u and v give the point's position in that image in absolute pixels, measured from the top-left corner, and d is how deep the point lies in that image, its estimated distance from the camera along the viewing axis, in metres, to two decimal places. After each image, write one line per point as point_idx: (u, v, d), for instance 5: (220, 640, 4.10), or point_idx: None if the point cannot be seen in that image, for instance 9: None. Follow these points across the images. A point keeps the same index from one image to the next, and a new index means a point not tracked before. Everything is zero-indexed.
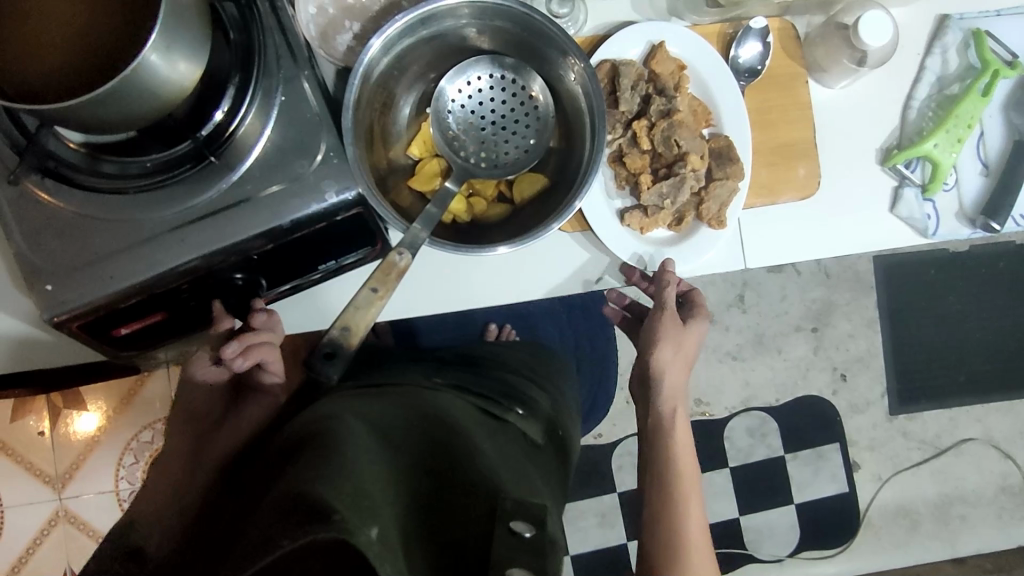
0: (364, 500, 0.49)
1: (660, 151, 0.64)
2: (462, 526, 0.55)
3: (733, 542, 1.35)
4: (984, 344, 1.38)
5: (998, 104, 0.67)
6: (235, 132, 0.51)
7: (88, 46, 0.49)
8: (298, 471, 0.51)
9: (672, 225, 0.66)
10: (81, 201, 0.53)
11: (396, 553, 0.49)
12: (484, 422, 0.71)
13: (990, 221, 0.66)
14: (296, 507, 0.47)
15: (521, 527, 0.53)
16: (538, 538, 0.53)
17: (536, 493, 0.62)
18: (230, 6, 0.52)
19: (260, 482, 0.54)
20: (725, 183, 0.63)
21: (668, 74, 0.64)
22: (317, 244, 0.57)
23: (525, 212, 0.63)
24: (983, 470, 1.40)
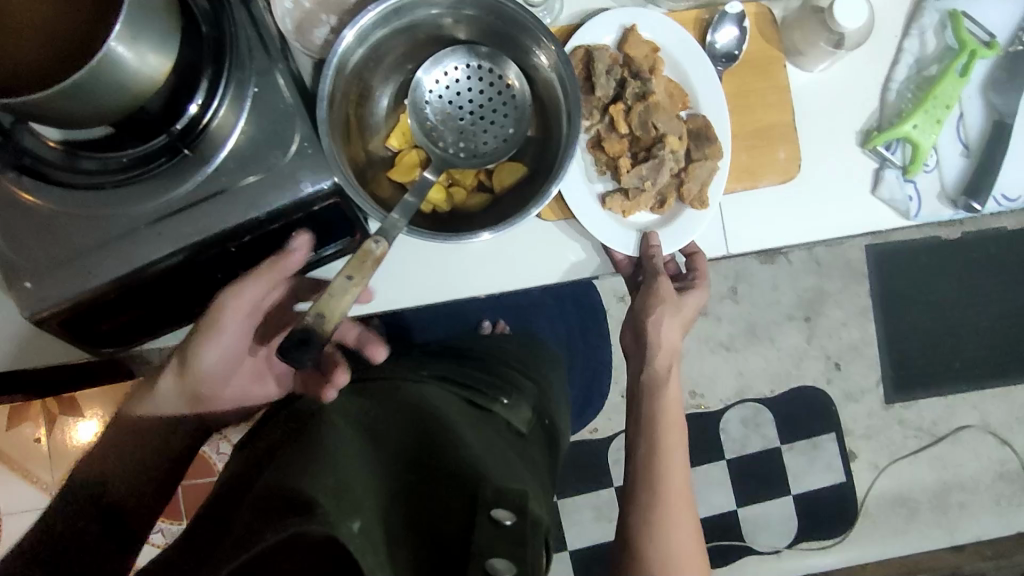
0: (346, 494, 0.50)
1: (638, 134, 0.64)
2: (446, 514, 0.56)
3: (731, 534, 1.35)
4: (977, 331, 1.37)
5: (977, 84, 0.67)
6: (208, 125, 0.52)
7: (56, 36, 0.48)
8: (282, 470, 0.52)
9: (655, 208, 0.66)
10: (59, 198, 0.52)
11: (379, 546, 0.50)
12: (470, 414, 0.71)
13: (971, 201, 0.67)
14: (280, 505, 0.48)
15: (502, 515, 0.52)
16: (519, 526, 0.52)
17: (521, 479, 0.63)
18: (201, 1, 0.52)
19: (249, 484, 0.56)
20: (706, 162, 0.63)
21: (642, 57, 0.64)
22: (297, 232, 0.57)
23: (503, 201, 0.63)
24: (982, 457, 1.39)
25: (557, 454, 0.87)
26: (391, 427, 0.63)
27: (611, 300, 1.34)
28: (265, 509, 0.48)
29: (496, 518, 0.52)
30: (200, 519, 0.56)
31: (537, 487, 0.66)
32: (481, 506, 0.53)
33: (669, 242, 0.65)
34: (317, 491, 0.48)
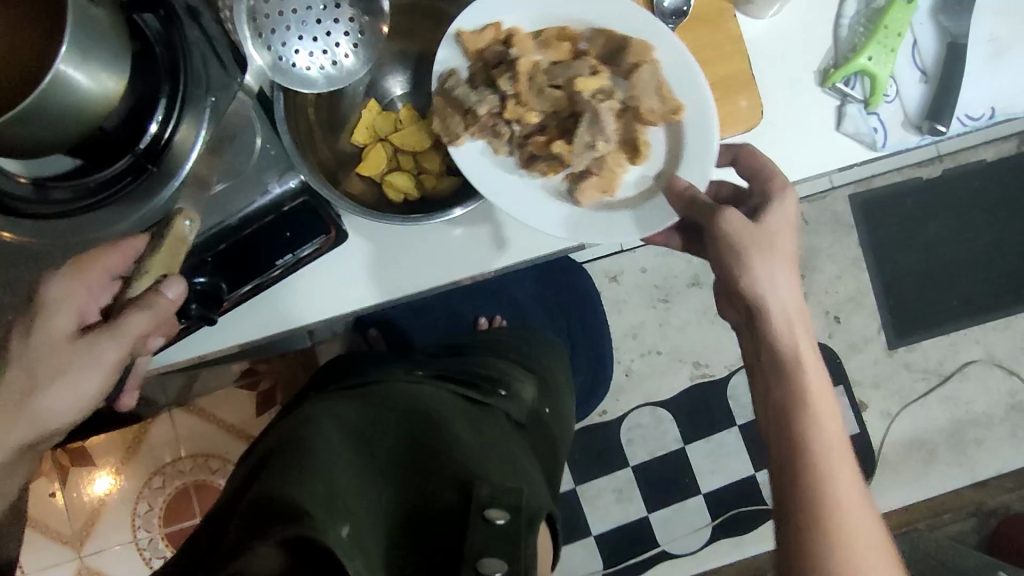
0: (335, 501, 0.51)
1: (549, 108, 0.62)
2: (441, 518, 0.56)
3: (753, 499, 1.35)
4: (970, 266, 1.38)
5: (925, 10, 0.68)
6: (170, 140, 0.52)
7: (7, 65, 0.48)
8: (272, 479, 0.54)
9: (634, 157, 0.62)
10: (30, 232, 0.53)
11: (371, 551, 0.51)
12: (465, 408, 0.72)
13: (935, 124, 0.67)
14: (271, 512, 0.49)
15: (495, 514, 0.52)
16: (511, 524, 0.52)
17: (518, 475, 0.63)
18: (152, 23, 0.53)
19: (246, 492, 0.57)
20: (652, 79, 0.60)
21: (496, 46, 0.61)
22: (258, 242, 0.57)
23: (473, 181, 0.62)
24: (992, 391, 1.39)
25: (557, 441, 0.87)
26: (384, 430, 0.63)
27: (604, 282, 1.34)
28: (257, 518, 0.50)
29: (489, 518, 0.52)
30: (203, 523, 0.59)
31: (538, 482, 0.67)
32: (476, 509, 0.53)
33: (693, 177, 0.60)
34: (305, 499, 0.50)
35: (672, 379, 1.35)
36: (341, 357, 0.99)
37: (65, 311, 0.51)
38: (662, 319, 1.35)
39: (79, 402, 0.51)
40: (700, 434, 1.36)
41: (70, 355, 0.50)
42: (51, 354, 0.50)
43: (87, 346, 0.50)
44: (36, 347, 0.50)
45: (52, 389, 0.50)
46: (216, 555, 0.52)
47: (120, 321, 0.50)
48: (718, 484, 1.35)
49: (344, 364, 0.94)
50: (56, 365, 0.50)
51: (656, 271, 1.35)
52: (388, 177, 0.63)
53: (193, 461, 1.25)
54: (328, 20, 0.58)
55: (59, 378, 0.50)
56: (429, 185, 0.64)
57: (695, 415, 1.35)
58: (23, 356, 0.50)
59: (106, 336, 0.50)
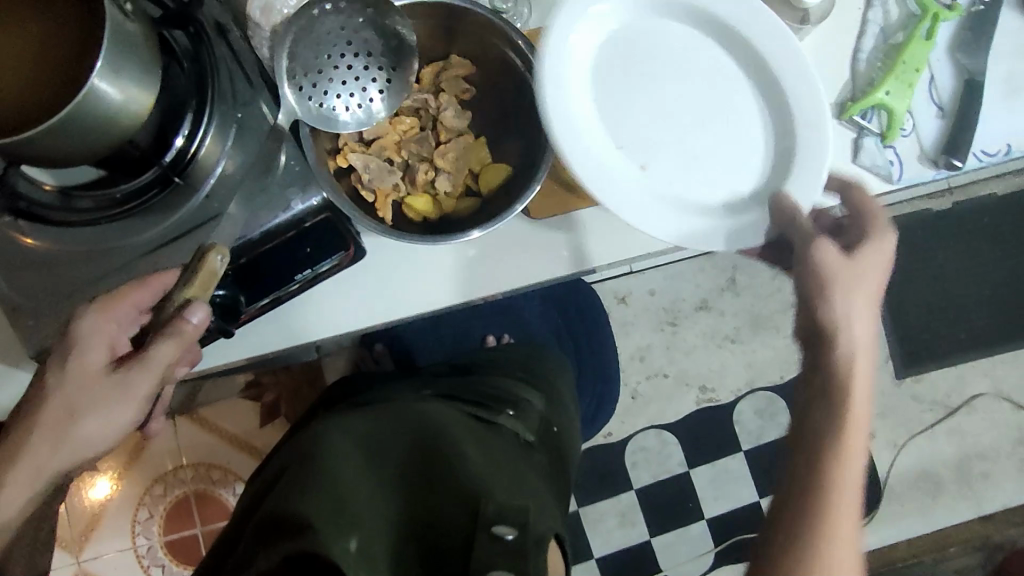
0: (342, 515, 0.52)
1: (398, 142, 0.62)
2: (447, 532, 0.56)
3: (757, 526, 1.34)
4: (979, 299, 1.38)
5: (943, 47, 0.69)
6: (196, 154, 0.54)
7: (43, 74, 0.49)
8: (281, 496, 0.55)
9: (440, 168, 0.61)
10: (54, 237, 0.54)
11: (378, 564, 0.52)
12: (475, 427, 0.72)
13: (951, 159, 0.68)
14: (281, 527, 0.50)
15: (503, 530, 0.52)
16: (518, 541, 0.51)
17: (525, 490, 0.63)
18: (181, 38, 0.54)
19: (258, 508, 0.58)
20: (451, 74, 0.62)
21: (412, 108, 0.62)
22: (279, 260, 0.57)
23: (496, 202, 0.61)
24: (999, 424, 1.38)
25: (567, 456, 0.87)
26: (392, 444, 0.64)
27: (612, 303, 1.35)
28: (264, 534, 0.51)
29: (496, 534, 0.52)
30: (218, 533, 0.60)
31: (545, 497, 0.67)
32: (482, 524, 0.53)
33: (800, 194, 0.59)
34: (313, 515, 0.51)
35: (678, 402, 1.35)
36: (348, 375, 0.99)
37: (96, 347, 0.52)
38: (669, 342, 1.35)
39: (111, 431, 0.53)
40: (705, 459, 1.35)
41: (102, 389, 0.52)
42: (85, 386, 0.52)
43: (121, 380, 0.52)
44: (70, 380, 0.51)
45: (87, 420, 0.52)
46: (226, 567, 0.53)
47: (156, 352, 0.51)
48: (722, 510, 1.34)
49: (353, 382, 0.94)
50: (90, 399, 0.52)
51: (665, 294, 1.35)
52: (409, 200, 0.61)
53: (195, 470, 1.25)
54: (358, 65, 0.58)
55: (95, 410, 0.52)
56: (450, 207, 0.62)
57: (700, 440, 1.35)
58: (57, 390, 0.51)
59: (139, 370, 0.52)
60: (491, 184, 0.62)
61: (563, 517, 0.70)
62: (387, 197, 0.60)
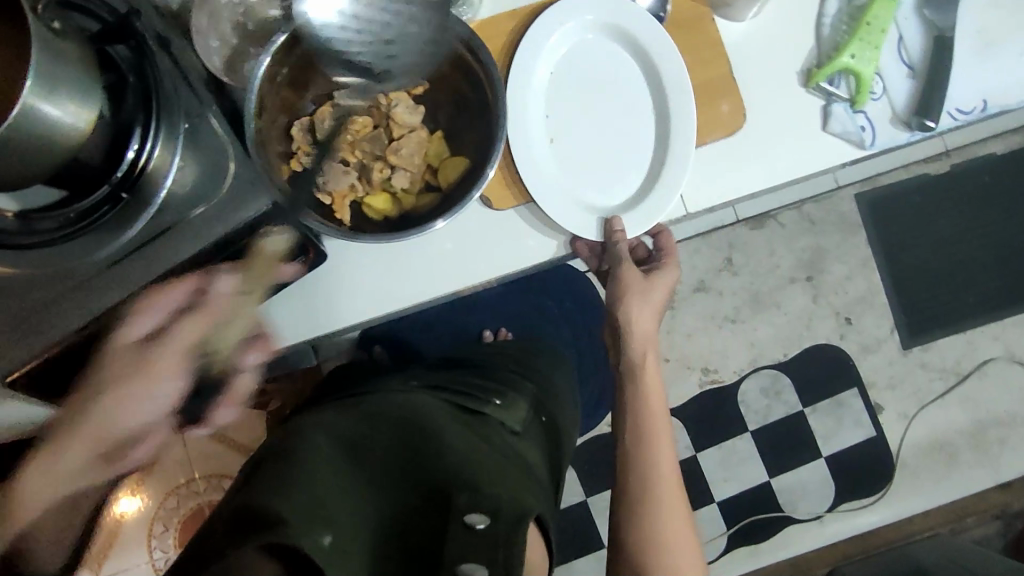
0: (313, 508, 0.51)
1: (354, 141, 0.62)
2: (424, 522, 0.55)
3: (770, 506, 1.33)
4: (984, 262, 1.34)
5: (910, 4, 0.67)
6: (145, 166, 0.52)
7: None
8: (255, 489, 0.54)
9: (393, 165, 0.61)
10: (13, 262, 0.53)
11: (351, 556, 0.50)
12: (460, 417, 0.70)
13: (924, 120, 0.65)
14: (253, 519, 0.49)
15: (475, 519, 0.50)
16: (492, 528, 0.50)
17: (508, 476, 0.61)
18: (123, 51, 0.53)
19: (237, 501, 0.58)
20: (399, 69, 0.61)
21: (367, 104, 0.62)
22: (240, 264, 0.59)
23: (456, 189, 0.60)
24: (1014, 388, 1.35)
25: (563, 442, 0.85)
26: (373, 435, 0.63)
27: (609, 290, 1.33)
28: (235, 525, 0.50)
29: (468, 523, 0.50)
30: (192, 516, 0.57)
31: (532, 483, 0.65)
32: (456, 514, 0.51)
33: (636, 223, 0.65)
34: (282, 507, 0.50)
35: (681, 386, 1.33)
36: (340, 371, 0.99)
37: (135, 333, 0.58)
38: (668, 325, 1.34)
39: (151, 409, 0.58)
40: (712, 441, 1.33)
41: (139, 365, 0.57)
42: (122, 360, 0.57)
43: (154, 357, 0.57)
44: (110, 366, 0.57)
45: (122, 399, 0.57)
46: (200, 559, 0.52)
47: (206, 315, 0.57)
48: (733, 492, 1.33)
49: (344, 375, 0.95)
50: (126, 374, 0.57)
51: None
52: (367, 200, 0.62)
53: (207, 482, 1.26)
54: None
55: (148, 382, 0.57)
56: (410, 202, 0.62)
57: (706, 423, 1.33)
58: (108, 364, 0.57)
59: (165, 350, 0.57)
60: (450, 175, 0.62)
61: (551, 507, 0.67)
62: (343, 197, 0.60)
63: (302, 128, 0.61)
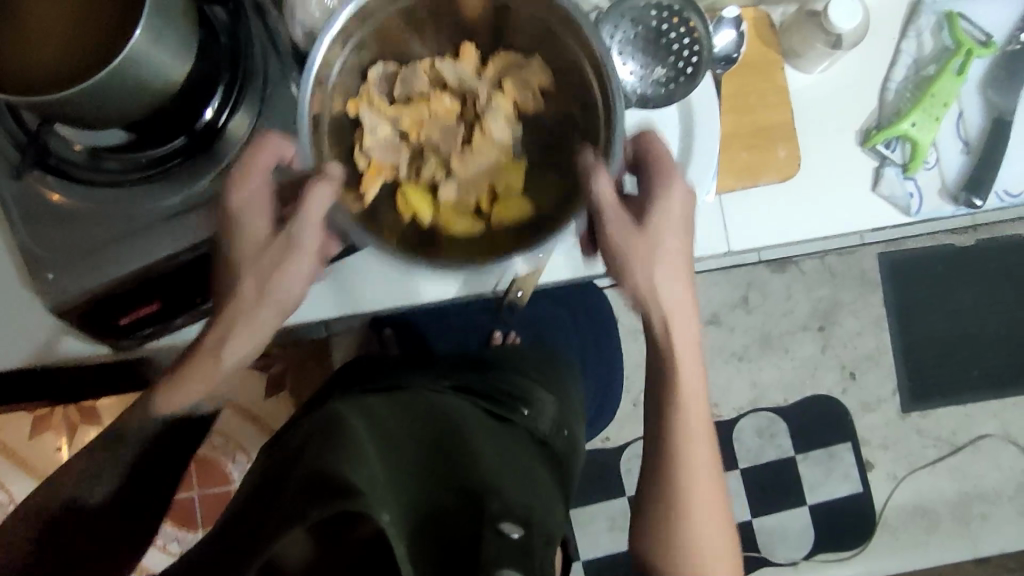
0: (376, 486, 0.46)
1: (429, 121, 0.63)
2: (457, 522, 0.52)
3: (747, 545, 1.34)
4: (994, 338, 1.36)
5: (976, 83, 0.69)
6: (224, 125, 0.56)
7: (81, 31, 0.52)
8: (316, 458, 0.48)
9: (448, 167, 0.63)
10: (80, 194, 0.57)
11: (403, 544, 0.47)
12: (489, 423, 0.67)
13: (971, 197, 0.67)
14: (315, 489, 0.43)
15: (509, 528, 0.48)
16: (526, 540, 0.48)
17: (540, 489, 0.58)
18: (220, 14, 0.57)
19: (272, 480, 0.50)
20: (518, 77, 0.61)
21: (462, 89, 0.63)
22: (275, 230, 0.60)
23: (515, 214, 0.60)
24: (1003, 467, 1.36)
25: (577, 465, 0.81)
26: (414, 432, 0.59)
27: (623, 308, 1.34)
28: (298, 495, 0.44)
29: (502, 531, 0.48)
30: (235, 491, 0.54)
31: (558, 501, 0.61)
32: (488, 520, 0.49)
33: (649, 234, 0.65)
34: (353, 478, 0.45)
35: None
36: (351, 361, 0.92)
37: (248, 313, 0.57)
38: None
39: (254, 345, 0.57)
40: None
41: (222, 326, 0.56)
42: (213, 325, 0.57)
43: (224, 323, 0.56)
44: (269, 255, 0.55)
45: (228, 339, 0.56)
46: (241, 540, 0.45)
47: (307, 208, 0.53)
48: None
49: (359, 365, 0.88)
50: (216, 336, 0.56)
51: None
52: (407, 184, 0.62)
53: None
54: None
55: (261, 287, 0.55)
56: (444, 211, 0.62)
57: None
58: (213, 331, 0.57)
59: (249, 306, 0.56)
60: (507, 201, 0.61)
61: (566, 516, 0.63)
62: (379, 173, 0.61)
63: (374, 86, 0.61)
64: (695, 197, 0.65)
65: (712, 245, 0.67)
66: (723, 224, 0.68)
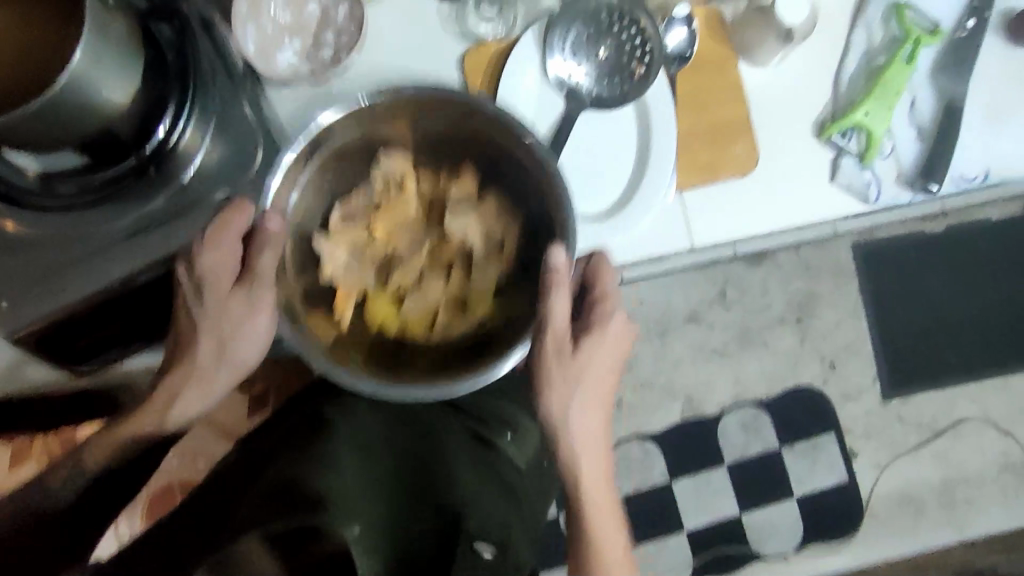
0: (349, 501, 0.47)
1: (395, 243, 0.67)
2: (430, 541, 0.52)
3: (738, 540, 1.34)
4: (970, 323, 1.37)
5: (927, 70, 0.69)
6: (175, 145, 0.56)
7: (30, 55, 0.51)
8: (294, 466, 0.49)
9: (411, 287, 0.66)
10: (32, 221, 0.56)
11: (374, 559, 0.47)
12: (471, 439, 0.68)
13: (927, 183, 0.69)
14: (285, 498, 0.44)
15: (482, 548, 0.48)
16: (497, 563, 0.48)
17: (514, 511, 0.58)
18: (165, 30, 0.56)
19: (251, 478, 0.52)
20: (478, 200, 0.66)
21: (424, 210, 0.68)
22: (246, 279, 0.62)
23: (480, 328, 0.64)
24: (984, 450, 1.38)
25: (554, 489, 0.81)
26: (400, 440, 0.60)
27: None
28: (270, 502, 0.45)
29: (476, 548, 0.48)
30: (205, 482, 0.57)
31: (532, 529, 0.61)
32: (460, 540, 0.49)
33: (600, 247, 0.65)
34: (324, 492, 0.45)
35: (664, 413, 1.35)
36: None
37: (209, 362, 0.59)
38: (658, 352, 1.35)
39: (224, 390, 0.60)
40: (689, 470, 1.34)
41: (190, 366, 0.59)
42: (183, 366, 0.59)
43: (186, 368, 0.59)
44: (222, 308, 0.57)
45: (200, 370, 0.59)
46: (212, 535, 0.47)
47: (259, 265, 0.57)
48: (704, 523, 1.34)
49: None
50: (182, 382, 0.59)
51: (654, 305, 1.34)
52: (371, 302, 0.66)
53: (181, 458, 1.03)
54: None
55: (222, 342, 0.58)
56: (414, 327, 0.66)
57: (684, 451, 1.35)
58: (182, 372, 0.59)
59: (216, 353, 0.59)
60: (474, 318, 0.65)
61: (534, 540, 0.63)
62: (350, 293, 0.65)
63: (348, 211, 0.66)
64: (655, 197, 0.65)
65: (673, 243, 0.68)
66: (685, 220, 0.68)
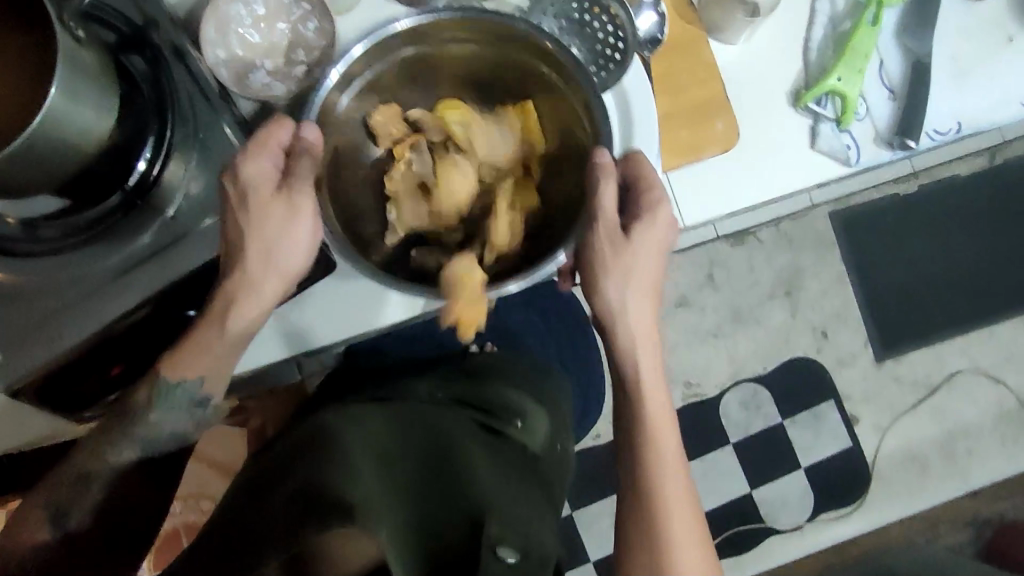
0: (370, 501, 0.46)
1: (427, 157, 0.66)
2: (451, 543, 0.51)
3: (751, 517, 1.35)
4: (952, 278, 1.40)
5: (890, 31, 0.71)
6: (159, 177, 0.55)
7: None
8: (313, 468, 0.48)
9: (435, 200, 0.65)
10: (20, 270, 0.55)
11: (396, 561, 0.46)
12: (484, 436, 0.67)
13: (905, 139, 0.70)
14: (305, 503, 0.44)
15: (507, 551, 0.46)
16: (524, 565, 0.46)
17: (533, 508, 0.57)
18: (138, 63, 0.55)
19: (270, 482, 0.51)
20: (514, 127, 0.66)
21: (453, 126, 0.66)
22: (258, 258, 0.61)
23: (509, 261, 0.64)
24: (980, 400, 1.40)
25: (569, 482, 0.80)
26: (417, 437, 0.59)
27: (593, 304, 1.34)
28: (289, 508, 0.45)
29: (500, 556, 0.46)
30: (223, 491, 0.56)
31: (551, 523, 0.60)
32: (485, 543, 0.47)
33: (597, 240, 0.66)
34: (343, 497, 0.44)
35: None
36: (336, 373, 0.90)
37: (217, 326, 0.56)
38: None
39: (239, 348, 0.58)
40: (696, 453, 1.35)
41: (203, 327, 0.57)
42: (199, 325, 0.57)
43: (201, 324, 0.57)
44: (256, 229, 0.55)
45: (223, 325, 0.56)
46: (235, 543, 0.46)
47: (300, 168, 0.55)
48: (716, 504, 1.34)
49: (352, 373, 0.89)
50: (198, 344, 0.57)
51: None
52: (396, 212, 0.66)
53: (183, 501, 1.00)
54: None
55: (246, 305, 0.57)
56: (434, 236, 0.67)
57: (689, 435, 1.35)
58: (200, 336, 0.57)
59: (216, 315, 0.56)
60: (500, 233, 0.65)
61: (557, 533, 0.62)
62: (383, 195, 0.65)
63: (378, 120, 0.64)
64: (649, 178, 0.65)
65: None
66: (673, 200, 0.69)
